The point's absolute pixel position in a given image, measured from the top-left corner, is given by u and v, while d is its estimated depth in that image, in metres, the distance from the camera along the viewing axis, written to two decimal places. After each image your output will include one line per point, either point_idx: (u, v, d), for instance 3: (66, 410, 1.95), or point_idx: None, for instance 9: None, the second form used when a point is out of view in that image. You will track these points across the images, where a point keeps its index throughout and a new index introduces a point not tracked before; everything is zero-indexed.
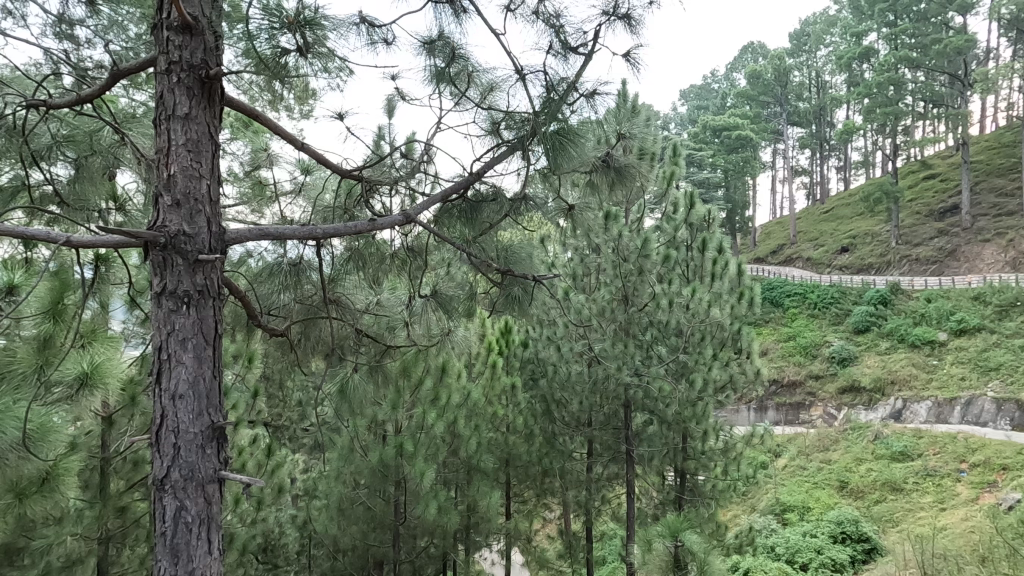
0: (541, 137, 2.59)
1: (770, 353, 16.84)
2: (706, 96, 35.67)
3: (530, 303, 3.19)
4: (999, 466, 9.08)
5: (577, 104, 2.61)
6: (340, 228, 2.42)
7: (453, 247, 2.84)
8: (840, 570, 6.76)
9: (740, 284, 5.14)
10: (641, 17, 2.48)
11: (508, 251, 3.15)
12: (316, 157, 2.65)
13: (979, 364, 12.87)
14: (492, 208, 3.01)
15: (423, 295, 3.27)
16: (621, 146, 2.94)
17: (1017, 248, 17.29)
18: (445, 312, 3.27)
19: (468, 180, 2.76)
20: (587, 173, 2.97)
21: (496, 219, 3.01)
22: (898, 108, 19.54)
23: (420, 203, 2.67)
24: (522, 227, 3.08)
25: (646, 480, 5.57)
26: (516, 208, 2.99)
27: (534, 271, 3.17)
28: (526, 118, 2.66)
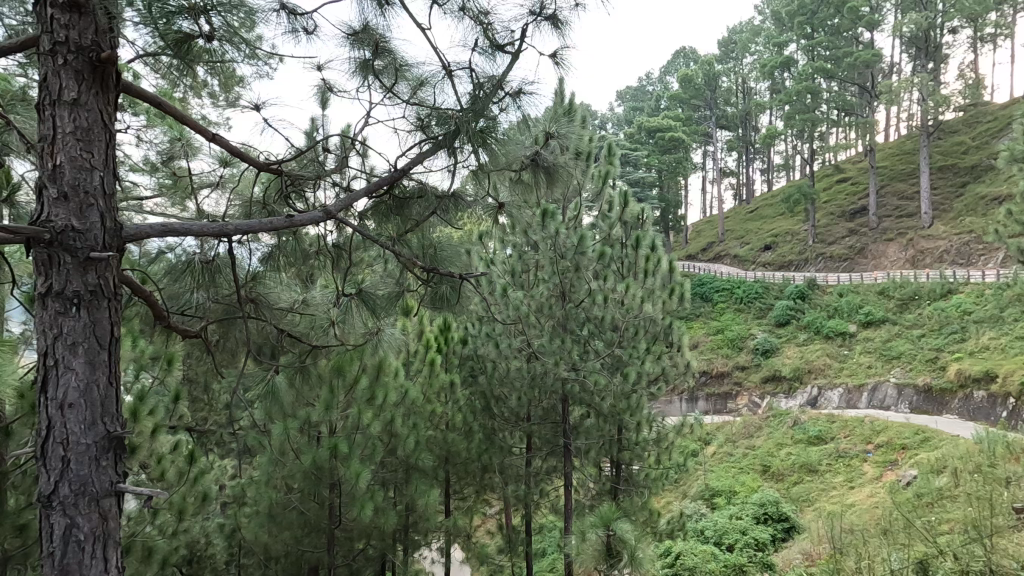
0: (467, 135, 2.60)
1: (700, 346, 17.71)
2: (641, 98, 36.85)
3: (458, 301, 3.22)
4: (900, 446, 9.89)
5: (504, 103, 2.65)
6: (252, 224, 2.30)
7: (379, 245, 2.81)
8: (762, 549, 7.18)
9: (672, 280, 5.32)
10: (568, 19, 2.52)
11: (437, 250, 3.15)
12: (231, 151, 2.49)
13: (883, 352, 13.98)
14: (420, 205, 3.01)
15: (348, 294, 3.17)
16: (552, 144, 2.95)
17: (916, 246, 18.90)
18: (372, 311, 3.19)
19: (394, 176, 2.74)
20: (517, 172, 2.97)
21: (425, 216, 3.02)
22: (814, 116, 20.97)
23: (342, 199, 2.59)
24: (451, 224, 3.09)
25: (584, 472, 5.70)
26: (443, 205, 3.01)
27: (462, 270, 3.21)
28: (452, 115, 2.67)
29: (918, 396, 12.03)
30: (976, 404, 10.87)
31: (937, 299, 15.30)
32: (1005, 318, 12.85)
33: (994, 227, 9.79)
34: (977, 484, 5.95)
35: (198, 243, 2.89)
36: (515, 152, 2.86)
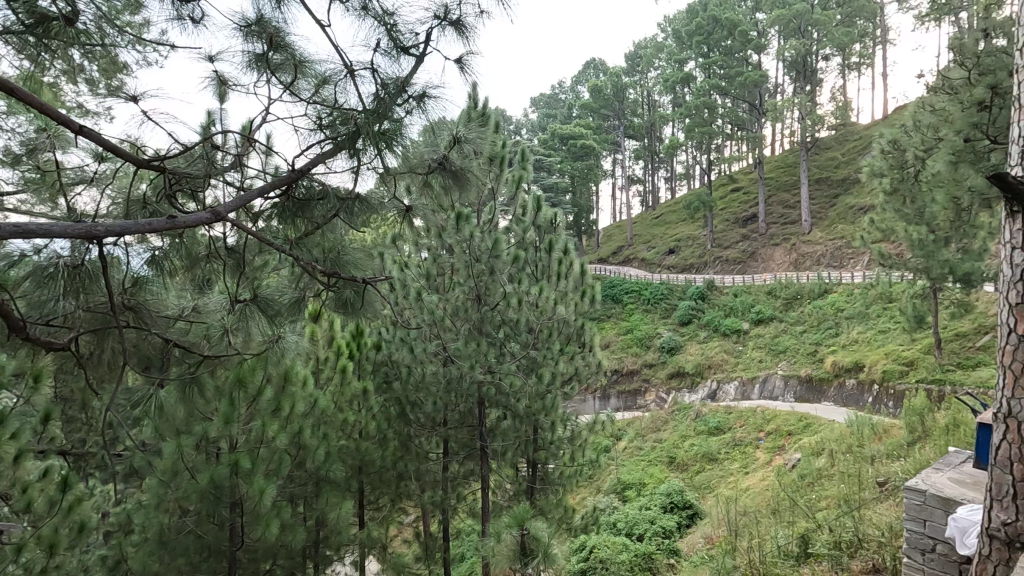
0: (368, 137, 2.56)
1: (611, 347, 18.49)
2: (554, 106, 37.86)
3: (362, 306, 3.18)
4: (786, 432, 10.86)
5: (408, 106, 2.64)
6: (129, 225, 2.12)
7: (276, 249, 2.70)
8: (669, 536, 7.58)
9: (583, 282, 5.49)
10: (472, 26, 2.56)
11: (339, 254, 3.10)
12: (104, 145, 2.27)
13: (772, 347, 15.30)
14: (321, 206, 2.96)
15: (244, 300, 3.02)
16: (458, 148, 2.96)
17: (798, 250, 20.89)
18: (269, 318, 3.07)
19: (292, 176, 2.64)
20: (423, 174, 2.98)
21: (326, 218, 2.96)
22: (711, 129, 22.60)
23: (233, 200, 2.44)
24: (354, 227, 3.06)
25: (501, 474, 5.73)
26: (347, 207, 2.97)
27: (366, 274, 3.16)
28: (354, 115, 2.61)
29: (800, 386, 13.24)
30: (848, 391, 12.11)
31: (816, 297, 16.96)
32: (869, 315, 14.50)
33: (860, 233, 11.04)
34: (848, 463, 6.64)
35: (66, 246, 2.61)
36: (420, 155, 2.84)
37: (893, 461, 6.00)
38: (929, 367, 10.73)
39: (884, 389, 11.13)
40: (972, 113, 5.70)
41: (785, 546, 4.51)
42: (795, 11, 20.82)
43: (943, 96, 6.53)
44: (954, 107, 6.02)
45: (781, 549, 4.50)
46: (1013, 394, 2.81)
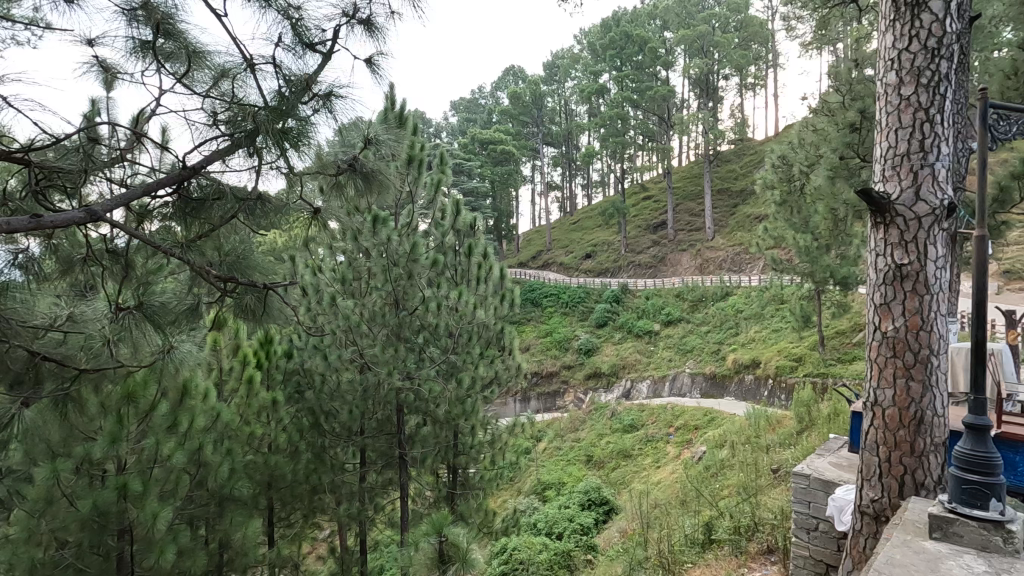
0: (268, 135, 2.47)
1: (531, 349, 18.79)
2: (474, 110, 38.00)
3: (264, 312, 3.13)
4: (693, 426, 11.54)
5: (312, 104, 2.59)
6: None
7: (165, 252, 2.52)
8: (586, 532, 7.81)
9: (502, 287, 5.57)
10: (381, 26, 2.57)
11: (238, 258, 3.07)
12: None
13: (680, 347, 16.21)
14: (218, 206, 2.88)
15: (128, 309, 2.80)
16: (368, 151, 2.95)
17: (703, 256, 22.32)
18: (158, 326, 2.85)
19: (185, 174, 2.49)
20: (333, 175, 2.90)
21: (223, 219, 2.88)
22: (624, 139, 23.65)
23: (113, 198, 2.24)
24: (256, 228, 3.00)
25: (421, 482, 5.63)
26: (247, 207, 2.89)
27: (268, 278, 3.14)
28: (254, 111, 2.51)
29: (706, 382, 14.10)
30: (747, 386, 13.07)
31: (718, 300, 18.18)
32: (765, 315, 15.76)
33: (756, 240, 11.98)
34: (747, 453, 7.18)
35: None
36: (331, 156, 2.88)
37: (784, 450, 6.55)
38: (815, 362, 11.84)
39: (778, 383, 12.13)
40: (845, 134, 6.45)
41: (691, 535, 4.79)
42: (697, 32, 22.33)
43: (823, 117, 7.25)
44: (832, 127, 6.70)
45: (688, 538, 4.77)
46: (878, 384, 3.17)
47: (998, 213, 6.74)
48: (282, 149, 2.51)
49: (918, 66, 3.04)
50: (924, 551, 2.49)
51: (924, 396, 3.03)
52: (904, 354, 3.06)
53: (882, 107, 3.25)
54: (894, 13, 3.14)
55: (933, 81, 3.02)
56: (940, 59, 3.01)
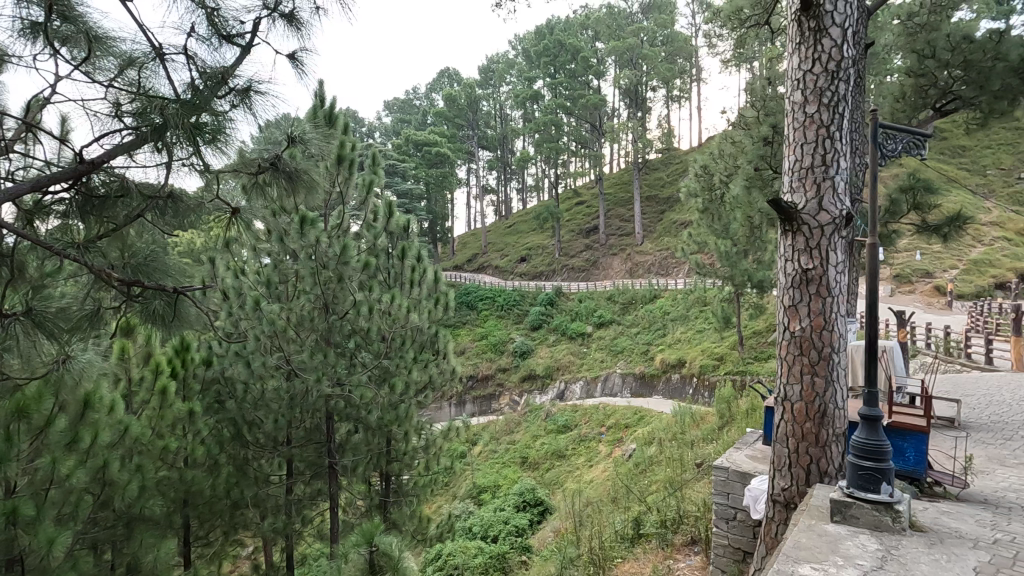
0: (178, 127, 2.35)
1: (466, 353, 18.72)
2: (408, 111, 37.51)
3: (174, 322, 2.99)
4: (624, 425, 11.92)
5: (229, 97, 2.53)
6: None
7: (57, 253, 2.33)
8: (520, 534, 7.86)
9: (437, 291, 5.54)
10: (302, 22, 2.59)
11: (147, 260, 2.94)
12: None
13: (611, 348, 16.70)
14: (123, 203, 2.74)
15: (12, 314, 2.58)
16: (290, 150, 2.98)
17: (632, 260, 23.14)
18: (46, 334, 2.64)
19: (83, 168, 2.31)
20: (255, 173, 2.95)
21: (126, 217, 2.73)
22: (557, 145, 24.13)
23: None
24: (165, 229, 2.87)
25: (352, 491, 5.46)
26: (156, 205, 2.78)
27: (178, 284, 3.01)
28: (161, 104, 2.38)
29: (635, 382, 14.60)
30: (673, 385, 13.65)
31: (647, 302, 18.91)
32: (689, 317, 16.56)
33: (681, 245, 12.57)
34: (673, 449, 7.50)
35: None
36: (254, 154, 2.94)
37: (707, 444, 6.90)
38: (734, 360, 12.56)
39: (701, 381, 12.77)
40: (760, 147, 6.93)
41: (621, 530, 4.95)
42: (627, 44, 23.20)
43: (740, 130, 7.73)
44: (748, 140, 7.17)
45: (618, 533, 4.92)
46: (787, 380, 3.41)
47: (889, 223, 7.44)
48: (196, 145, 2.42)
49: (820, 87, 3.31)
50: (826, 533, 2.71)
51: (826, 390, 3.28)
52: (810, 352, 3.30)
53: (790, 122, 3.49)
54: (799, 36, 3.40)
55: (833, 101, 3.29)
56: (838, 81, 3.29)
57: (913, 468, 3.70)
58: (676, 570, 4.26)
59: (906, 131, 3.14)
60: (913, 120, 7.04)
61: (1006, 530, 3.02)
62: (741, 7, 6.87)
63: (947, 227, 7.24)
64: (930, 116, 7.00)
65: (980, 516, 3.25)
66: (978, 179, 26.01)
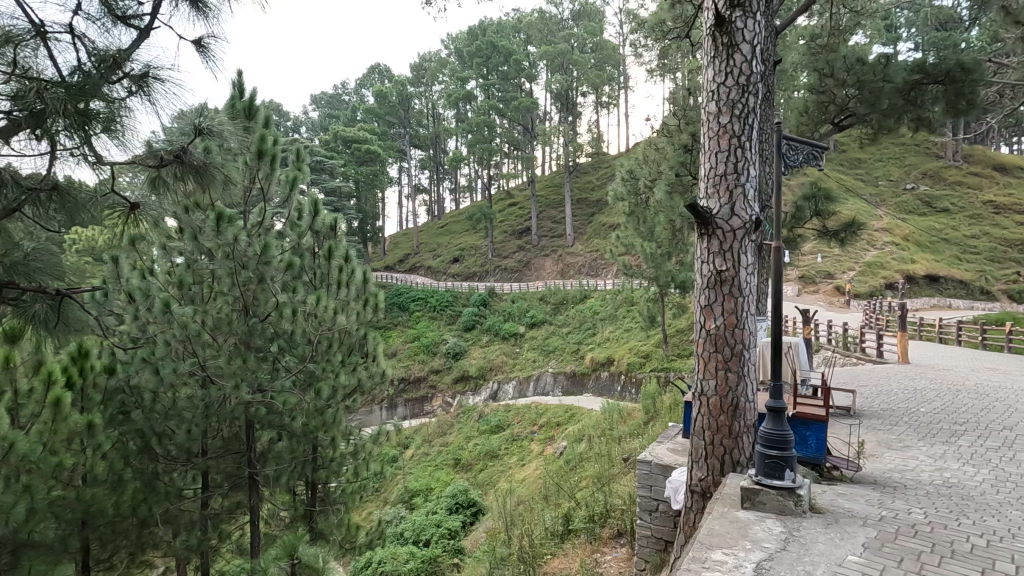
0: (60, 115, 2.37)
1: (398, 355, 18.38)
2: (336, 106, 36.32)
3: (56, 327, 2.85)
4: (555, 423, 12.13)
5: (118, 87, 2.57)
6: None
7: None
8: (453, 536, 7.80)
9: (366, 291, 5.40)
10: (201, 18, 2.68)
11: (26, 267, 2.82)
12: None
13: (543, 348, 16.95)
14: None
15: None
16: (199, 141, 3.03)
17: (564, 261, 23.61)
18: None
19: None
20: (155, 167, 2.94)
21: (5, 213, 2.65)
22: (490, 146, 24.21)
23: None
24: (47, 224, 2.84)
25: (275, 502, 5.16)
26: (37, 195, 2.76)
27: (61, 288, 2.89)
28: (45, 90, 2.39)
29: (567, 381, 14.89)
30: (602, 382, 14.05)
31: (577, 302, 19.35)
32: (618, 316, 17.11)
33: (609, 247, 12.95)
34: (602, 445, 7.72)
35: None
36: (156, 146, 2.94)
37: (634, 439, 7.16)
38: (660, 357, 13.11)
39: (629, 378, 13.22)
40: (680, 154, 7.31)
41: (550, 527, 5.03)
42: (558, 50, 23.66)
43: (663, 138, 8.07)
44: (670, 148, 7.53)
45: (548, 530, 5.00)
46: (703, 376, 3.59)
47: (795, 227, 8.03)
48: (80, 130, 2.42)
49: (732, 99, 3.52)
50: (737, 519, 2.88)
51: (738, 385, 3.49)
52: (723, 349, 3.50)
53: (706, 131, 3.67)
54: (713, 50, 3.58)
55: (744, 113, 3.51)
56: (748, 94, 3.51)
57: (815, 454, 3.98)
58: (602, 563, 4.41)
59: (807, 144, 3.40)
60: (815, 133, 7.63)
61: (891, 507, 3.34)
62: (664, 19, 7.18)
63: (844, 232, 7.90)
64: (829, 130, 7.62)
65: (869, 496, 3.57)
66: (872, 189, 28.63)
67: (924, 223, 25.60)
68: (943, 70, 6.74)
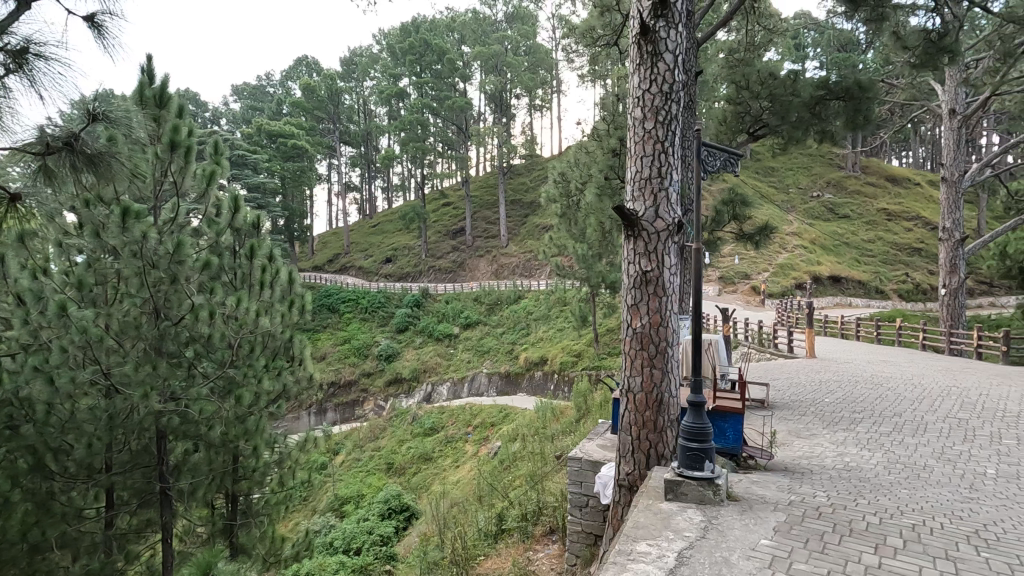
0: None
1: (327, 358, 17.77)
2: (260, 98, 34.64)
3: None
4: (489, 423, 12.14)
5: None
6: None
7: None
8: (385, 542, 7.62)
9: (291, 292, 5.18)
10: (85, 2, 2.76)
11: None
12: None
13: (477, 348, 16.94)
14: None
15: None
16: (93, 130, 2.98)
17: (498, 261, 23.72)
18: None
19: None
20: (42, 155, 2.87)
21: None
22: (424, 145, 23.94)
23: None
24: None
25: (191, 519, 4.71)
26: None
27: None
28: None
29: (501, 381, 14.95)
30: (536, 381, 14.22)
31: (511, 303, 19.52)
32: (551, 316, 17.39)
33: (543, 248, 13.15)
34: (534, 444, 7.81)
35: None
36: (44, 134, 2.87)
37: (566, 436, 7.29)
38: (591, 356, 13.45)
39: (562, 377, 13.48)
40: (609, 158, 7.55)
41: (484, 528, 5.03)
42: (492, 51, 23.68)
43: (593, 142, 8.28)
44: (599, 152, 7.74)
45: (481, 531, 5.00)
46: (630, 373, 3.71)
47: (715, 231, 8.47)
48: None
49: (656, 106, 3.66)
50: (661, 511, 3.00)
51: (662, 380, 3.64)
52: (648, 347, 3.63)
53: (633, 136, 3.79)
54: (639, 58, 3.71)
55: (667, 119, 3.66)
56: (671, 101, 3.66)
57: (732, 445, 4.21)
58: (535, 561, 4.46)
59: (724, 150, 3.58)
60: (733, 141, 8.09)
61: (798, 492, 3.59)
62: (593, 27, 7.22)
63: (759, 235, 8.42)
64: (745, 139, 8.09)
65: (780, 483, 3.82)
66: (784, 196, 30.77)
67: (828, 228, 27.82)
68: (843, 87, 7.35)
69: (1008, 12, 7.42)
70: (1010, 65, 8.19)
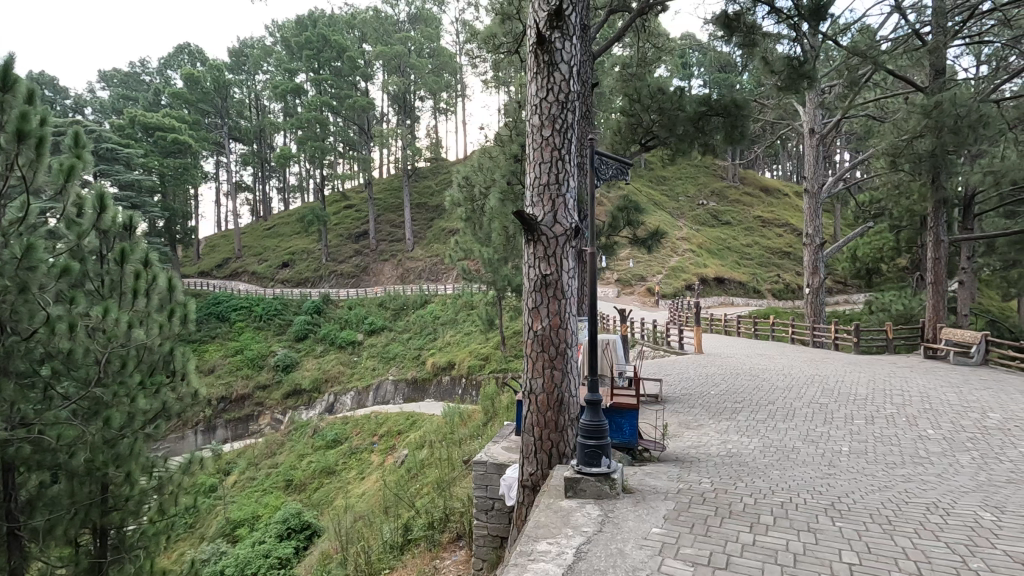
0: None
1: (216, 371, 16.43)
2: (133, 87, 31.35)
3: None
4: (396, 431, 11.83)
5: None
6: None
7: None
8: (285, 565, 7.17)
9: (171, 300, 4.68)
10: None
11: None
12: None
13: (383, 355, 16.47)
14: None
15: None
16: None
17: (403, 265, 23.26)
18: None
19: None
20: None
21: None
22: (323, 145, 22.92)
23: None
24: None
25: (51, 561, 4.00)
26: None
27: None
28: None
29: (408, 387, 14.59)
30: (444, 386, 14.07)
31: (417, 307, 19.22)
32: (458, 320, 17.32)
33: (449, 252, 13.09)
34: (442, 449, 7.74)
35: None
36: None
37: (473, 440, 7.30)
38: (498, 359, 13.56)
39: (469, 381, 13.46)
40: (512, 163, 7.71)
41: (390, 540, 4.89)
42: (394, 52, 23.21)
43: (496, 147, 8.39)
44: (502, 157, 7.88)
45: (387, 543, 4.87)
46: (532, 375, 3.79)
47: (611, 235, 8.91)
48: None
49: (553, 114, 3.77)
50: (561, 508, 3.08)
51: (563, 381, 3.75)
52: (549, 348, 3.73)
53: (533, 141, 3.88)
54: (536, 67, 3.80)
55: (564, 127, 3.79)
56: (567, 110, 3.80)
57: (628, 439, 4.44)
58: (441, 568, 4.41)
59: (617, 160, 3.75)
60: (626, 151, 8.55)
61: (687, 480, 3.84)
62: (495, 33, 7.40)
63: (651, 240, 8.95)
64: (638, 149, 8.57)
65: (672, 472, 4.07)
66: (674, 204, 33.01)
67: (713, 233, 30.22)
68: (722, 105, 8.01)
69: (853, 46, 8.50)
70: (855, 91, 9.37)
